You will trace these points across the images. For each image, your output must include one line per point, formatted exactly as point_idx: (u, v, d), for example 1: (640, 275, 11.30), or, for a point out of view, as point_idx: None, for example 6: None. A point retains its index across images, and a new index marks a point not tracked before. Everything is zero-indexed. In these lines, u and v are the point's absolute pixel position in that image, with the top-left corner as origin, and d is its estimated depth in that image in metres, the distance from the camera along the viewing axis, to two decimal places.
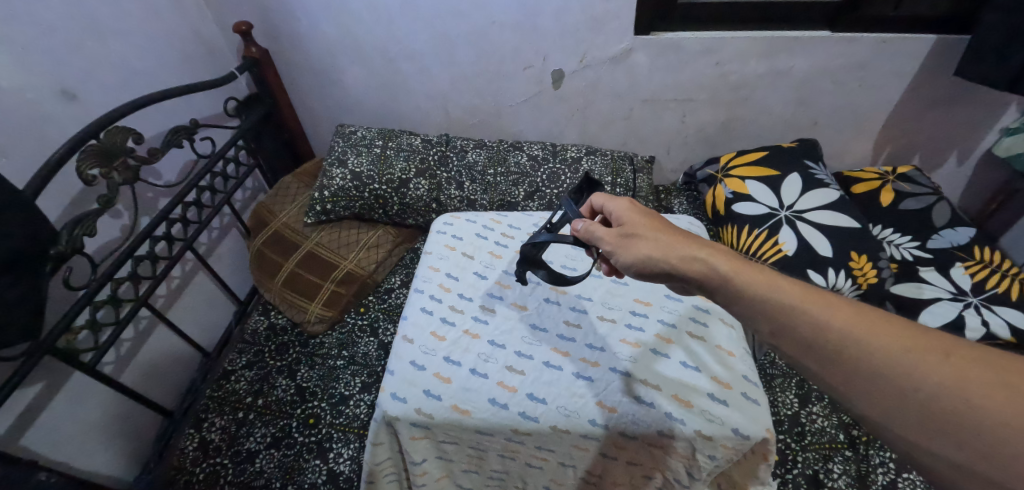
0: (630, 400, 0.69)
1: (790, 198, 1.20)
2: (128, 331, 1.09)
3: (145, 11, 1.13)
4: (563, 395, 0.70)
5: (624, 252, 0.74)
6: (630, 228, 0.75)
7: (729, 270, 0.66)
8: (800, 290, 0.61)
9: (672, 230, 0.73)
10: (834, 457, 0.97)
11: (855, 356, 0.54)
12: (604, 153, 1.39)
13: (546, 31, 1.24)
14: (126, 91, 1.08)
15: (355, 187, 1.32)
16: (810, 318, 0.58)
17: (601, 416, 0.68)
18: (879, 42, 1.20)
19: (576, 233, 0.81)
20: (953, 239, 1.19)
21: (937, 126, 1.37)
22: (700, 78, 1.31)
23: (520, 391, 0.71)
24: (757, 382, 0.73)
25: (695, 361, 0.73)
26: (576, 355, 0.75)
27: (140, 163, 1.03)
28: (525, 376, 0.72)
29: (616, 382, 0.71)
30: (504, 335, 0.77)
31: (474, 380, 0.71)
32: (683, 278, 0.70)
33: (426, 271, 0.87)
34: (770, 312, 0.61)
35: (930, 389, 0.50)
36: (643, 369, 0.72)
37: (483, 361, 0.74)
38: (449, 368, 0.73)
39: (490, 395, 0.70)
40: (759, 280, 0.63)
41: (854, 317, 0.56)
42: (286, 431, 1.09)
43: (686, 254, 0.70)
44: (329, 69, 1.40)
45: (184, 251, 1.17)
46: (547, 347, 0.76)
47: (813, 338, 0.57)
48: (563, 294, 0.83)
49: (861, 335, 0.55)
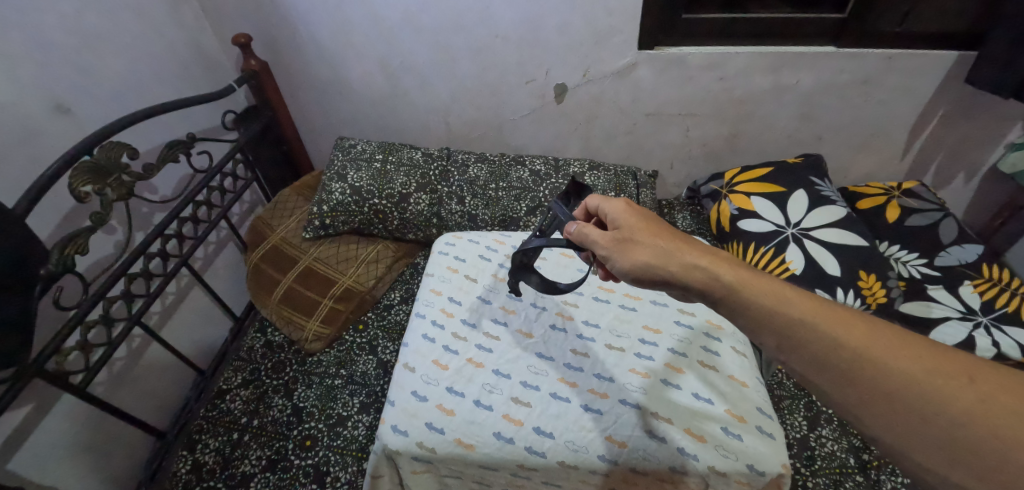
0: (641, 434, 0.67)
1: (796, 215, 1.18)
2: (120, 350, 1.06)
3: (143, 23, 1.11)
4: (571, 429, 0.68)
5: (619, 257, 0.71)
6: (626, 232, 0.72)
7: (734, 280, 0.63)
8: (811, 302, 0.58)
9: (671, 237, 0.71)
10: (845, 482, 0.94)
11: (872, 376, 0.51)
12: (607, 168, 1.37)
13: (549, 45, 1.23)
14: (121, 105, 1.06)
15: (355, 202, 1.30)
16: (822, 336, 0.55)
17: (611, 451, 0.66)
18: (886, 57, 1.19)
19: (567, 234, 0.78)
20: (961, 257, 1.18)
21: (942, 142, 1.36)
22: (705, 92, 1.30)
23: (527, 424, 0.68)
24: (773, 414, 0.71)
25: (708, 392, 0.71)
26: (584, 386, 0.72)
27: (136, 179, 1.00)
28: (532, 408, 0.70)
29: (627, 415, 0.69)
30: (509, 364, 0.75)
31: (479, 412, 0.69)
32: (680, 286, 0.67)
33: (428, 295, 0.85)
34: (781, 329, 0.58)
35: (952, 414, 0.47)
36: (652, 398, 0.70)
37: (487, 393, 0.71)
38: (452, 399, 0.70)
39: (495, 428, 0.67)
40: (768, 292, 0.60)
41: (871, 334, 0.53)
42: (282, 454, 1.06)
43: (684, 262, 0.67)
44: (329, 81, 1.39)
45: (179, 267, 1.14)
46: (554, 377, 0.73)
47: (828, 356, 0.54)
48: (570, 320, 0.81)
49: (878, 354, 0.52)
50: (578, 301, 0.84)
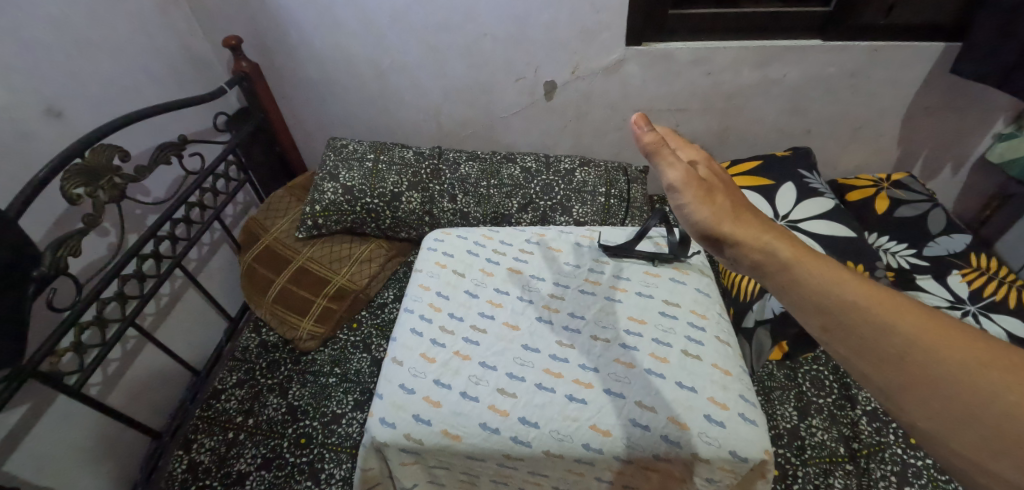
0: (624, 423, 0.67)
1: (785, 208, 1.19)
2: (115, 351, 1.08)
3: (132, 26, 1.12)
4: (555, 418, 0.68)
5: (692, 200, 0.61)
6: (703, 178, 0.62)
7: (791, 256, 0.54)
8: (865, 284, 0.49)
9: (734, 197, 0.62)
10: (835, 471, 0.95)
11: (924, 366, 0.44)
12: (598, 164, 1.39)
13: (537, 42, 1.24)
14: (111, 107, 1.07)
15: (347, 202, 1.30)
16: (870, 318, 0.47)
17: (595, 440, 0.66)
18: (871, 50, 1.20)
19: (641, 143, 0.62)
20: (949, 247, 1.18)
21: (930, 132, 1.36)
22: (692, 87, 1.30)
23: (511, 415, 0.69)
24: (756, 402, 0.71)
25: (692, 382, 0.71)
26: (569, 376, 0.72)
27: (128, 181, 1.01)
28: (516, 399, 0.70)
29: (611, 404, 0.69)
30: (495, 356, 0.74)
31: (465, 403, 0.69)
32: (733, 251, 0.59)
33: (417, 290, 0.84)
34: (826, 307, 0.49)
35: (1008, 409, 0.40)
36: (639, 390, 0.70)
37: (473, 385, 0.71)
38: (438, 391, 0.70)
39: (481, 419, 0.68)
40: (820, 269, 0.52)
41: (929, 321, 0.45)
42: (277, 452, 1.08)
43: (746, 230, 0.58)
44: (320, 82, 1.39)
45: (173, 268, 1.14)
46: (540, 368, 0.73)
47: (874, 338, 0.46)
48: (556, 312, 0.80)
49: (936, 344, 0.44)
50: (564, 294, 0.83)
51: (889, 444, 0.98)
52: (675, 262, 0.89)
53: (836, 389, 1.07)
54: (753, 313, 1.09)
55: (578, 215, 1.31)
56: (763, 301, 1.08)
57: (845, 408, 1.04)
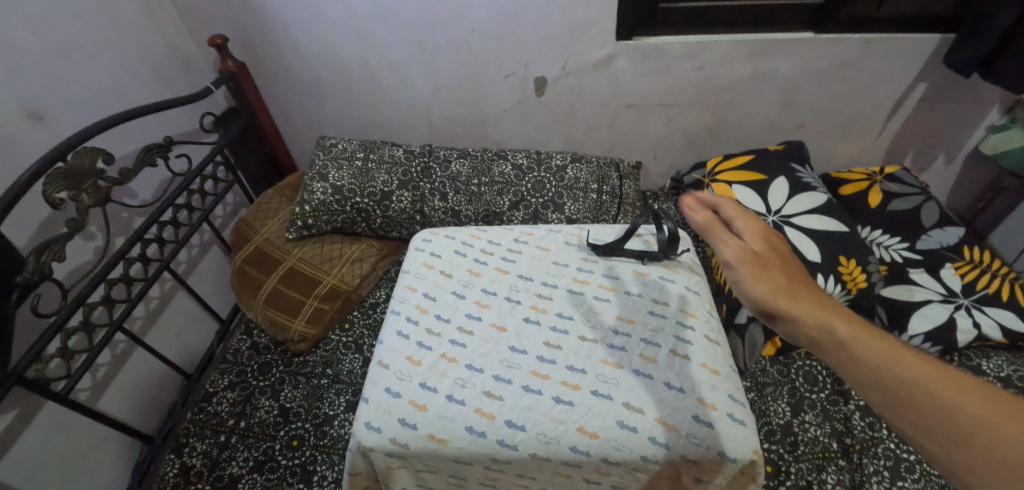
0: (611, 425, 0.67)
1: (777, 203, 1.18)
2: (103, 355, 1.07)
3: (115, 27, 1.10)
4: (542, 421, 0.67)
5: (745, 273, 0.60)
6: (758, 251, 0.62)
7: (849, 333, 0.52)
8: (930, 366, 0.47)
9: (793, 270, 0.61)
10: (828, 467, 0.95)
11: (1004, 459, 0.41)
12: (589, 160, 1.38)
13: (526, 37, 1.23)
14: (95, 109, 1.05)
15: (337, 201, 1.29)
16: (940, 404, 0.45)
17: (583, 442, 0.66)
18: (863, 42, 1.18)
19: (694, 222, 0.66)
20: (943, 240, 1.18)
21: (924, 124, 1.35)
22: (684, 82, 1.29)
23: (498, 418, 0.68)
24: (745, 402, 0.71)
25: (680, 382, 0.70)
26: (556, 378, 0.71)
27: (112, 184, 1.00)
28: (503, 402, 0.69)
29: (598, 406, 0.68)
30: (481, 358, 0.74)
31: (451, 407, 0.68)
32: (787, 324, 0.57)
33: (403, 292, 0.83)
34: (890, 388, 0.47)
35: None
36: (626, 391, 0.70)
37: (459, 387, 0.70)
38: (424, 395, 0.70)
39: (467, 423, 0.67)
40: (881, 348, 0.50)
41: (1004, 411, 0.43)
42: (269, 455, 1.07)
43: (804, 305, 0.56)
44: (308, 80, 1.37)
45: (161, 271, 1.13)
46: (527, 370, 0.72)
47: (948, 427, 0.44)
48: (543, 313, 0.80)
49: (1015, 436, 0.42)
50: (552, 294, 0.82)
51: (882, 439, 0.98)
52: (665, 260, 0.88)
53: (829, 384, 1.07)
54: (746, 309, 1.09)
55: (569, 212, 1.30)
56: None
57: (838, 403, 1.04)
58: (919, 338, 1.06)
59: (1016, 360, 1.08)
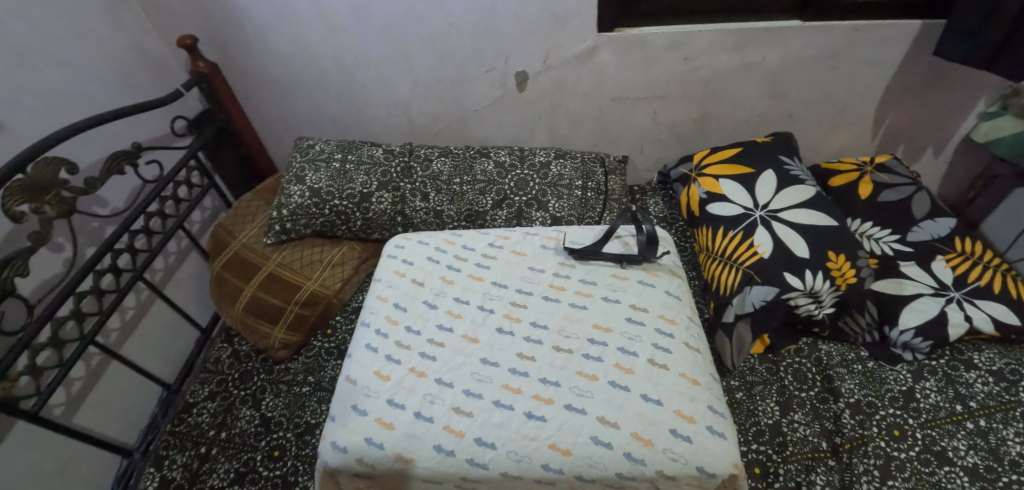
0: (585, 440, 0.65)
1: (765, 197, 1.15)
2: (77, 370, 1.05)
3: (77, 29, 1.06)
4: (513, 438, 0.65)
5: None
6: None
7: None
8: None
9: None
10: (817, 467, 0.93)
11: None
12: (574, 156, 1.34)
13: (505, 31, 1.19)
14: (59, 116, 1.02)
15: (315, 204, 1.26)
16: None
17: (555, 460, 0.64)
18: (852, 29, 1.15)
19: None
20: (934, 231, 1.15)
21: (915, 112, 1.32)
22: (669, 73, 1.25)
23: (468, 435, 0.66)
24: (723, 412, 0.69)
25: (657, 394, 0.69)
26: (529, 391, 0.69)
27: (77, 194, 0.97)
28: (473, 418, 0.67)
29: (572, 421, 0.66)
30: (451, 372, 0.72)
31: (418, 425, 0.67)
32: None
33: (374, 302, 0.82)
34: None
35: None
36: (602, 405, 0.68)
37: (428, 403, 0.68)
38: (391, 412, 0.68)
39: (435, 441, 0.65)
40: None
41: None
42: (250, 466, 1.05)
43: None
44: (283, 80, 1.34)
45: (134, 282, 1.10)
46: (499, 384, 0.70)
47: None
48: (517, 322, 0.78)
49: None
50: (527, 302, 0.80)
51: (872, 437, 0.96)
52: (645, 263, 0.86)
53: (818, 381, 1.05)
54: (733, 308, 1.07)
55: (554, 210, 1.27)
56: (743, 295, 1.05)
57: (828, 402, 1.02)
58: (910, 333, 1.05)
59: (1009, 353, 1.06)
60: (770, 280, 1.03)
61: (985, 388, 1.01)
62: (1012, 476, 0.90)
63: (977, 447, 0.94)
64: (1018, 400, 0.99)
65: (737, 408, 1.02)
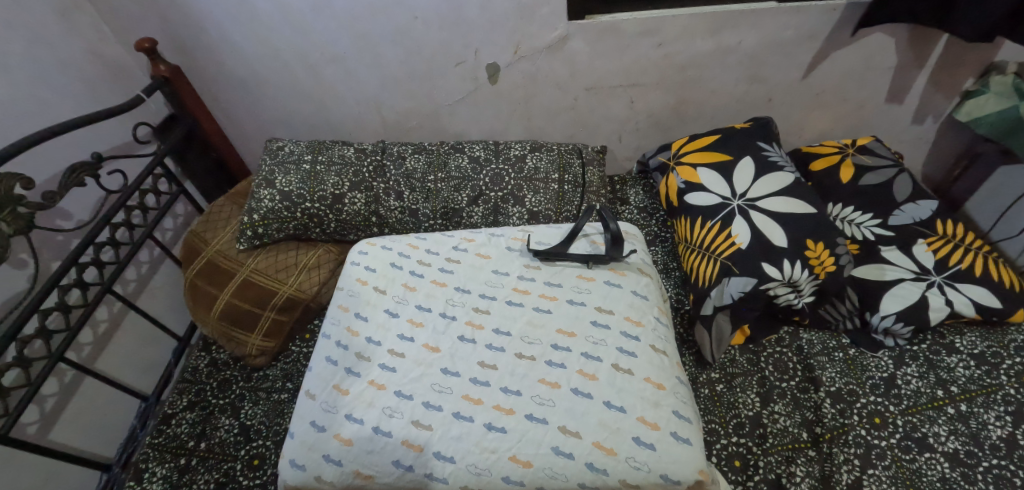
0: (543, 452, 0.74)
1: (743, 185, 1.13)
2: (49, 386, 1.03)
3: (28, 36, 1.02)
4: (472, 452, 0.74)
5: None
6: None
7: None
8: None
9: None
10: (797, 458, 0.92)
11: None
12: (549, 148, 1.32)
13: (473, 22, 1.15)
14: (12, 127, 0.99)
15: (286, 208, 1.23)
16: None
17: (514, 472, 0.73)
18: (829, 9, 1.12)
19: None
20: (916, 214, 1.14)
21: (897, 91, 1.30)
22: (643, 61, 1.22)
23: (426, 449, 0.75)
24: (687, 416, 0.78)
25: (621, 401, 0.78)
26: (489, 402, 0.79)
27: (34, 210, 0.93)
28: (432, 431, 0.76)
29: (531, 433, 0.75)
30: (411, 384, 0.81)
31: (376, 440, 0.76)
32: None
33: (336, 312, 0.93)
34: None
35: None
36: (561, 414, 0.77)
37: (386, 418, 0.77)
38: (349, 428, 0.78)
39: (393, 457, 0.75)
40: None
41: None
42: (230, 476, 1.03)
43: None
44: (250, 81, 1.30)
45: (103, 295, 1.07)
46: (458, 395, 0.79)
47: None
48: (479, 331, 0.88)
49: None
50: (490, 309, 0.91)
51: (853, 426, 0.95)
52: (613, 263, 0.98)
53: (799, 371, 1.03)
54: (712, 300, 1.04)
55: (530, 205, 1.25)
56: (722, 286, 1.03)
57: (808, 391, 1.01)
58: (891, 318, 1.04)
59: (990, 336, 1.05)
60: (748, 271, 1.01)
61: (966, 372, 1.00)
62: (993, 461, 0.90)
63: (958, 433, 0.93)
64: (999, 383, 0.98)
65: (717, 401, 1.01)
